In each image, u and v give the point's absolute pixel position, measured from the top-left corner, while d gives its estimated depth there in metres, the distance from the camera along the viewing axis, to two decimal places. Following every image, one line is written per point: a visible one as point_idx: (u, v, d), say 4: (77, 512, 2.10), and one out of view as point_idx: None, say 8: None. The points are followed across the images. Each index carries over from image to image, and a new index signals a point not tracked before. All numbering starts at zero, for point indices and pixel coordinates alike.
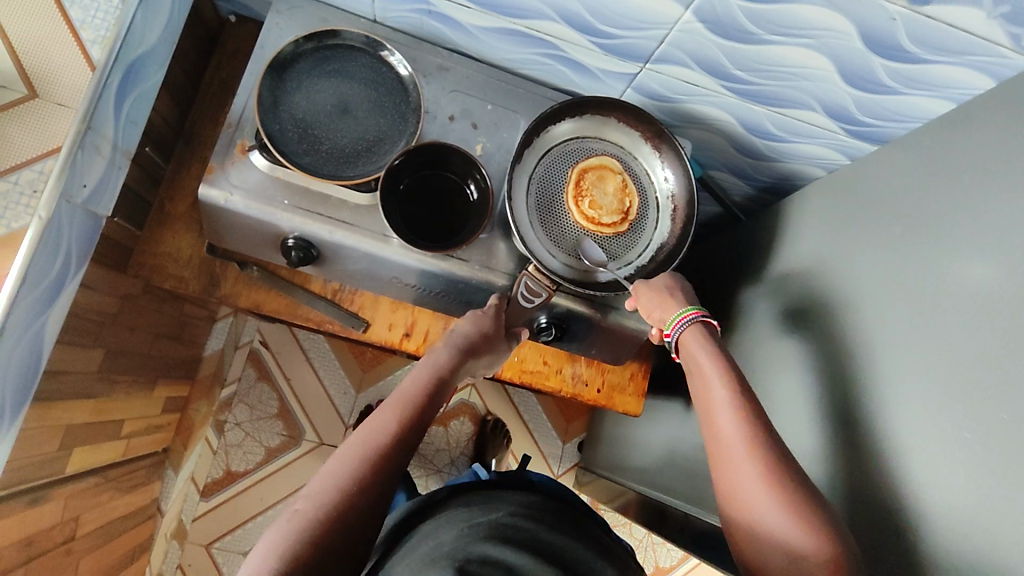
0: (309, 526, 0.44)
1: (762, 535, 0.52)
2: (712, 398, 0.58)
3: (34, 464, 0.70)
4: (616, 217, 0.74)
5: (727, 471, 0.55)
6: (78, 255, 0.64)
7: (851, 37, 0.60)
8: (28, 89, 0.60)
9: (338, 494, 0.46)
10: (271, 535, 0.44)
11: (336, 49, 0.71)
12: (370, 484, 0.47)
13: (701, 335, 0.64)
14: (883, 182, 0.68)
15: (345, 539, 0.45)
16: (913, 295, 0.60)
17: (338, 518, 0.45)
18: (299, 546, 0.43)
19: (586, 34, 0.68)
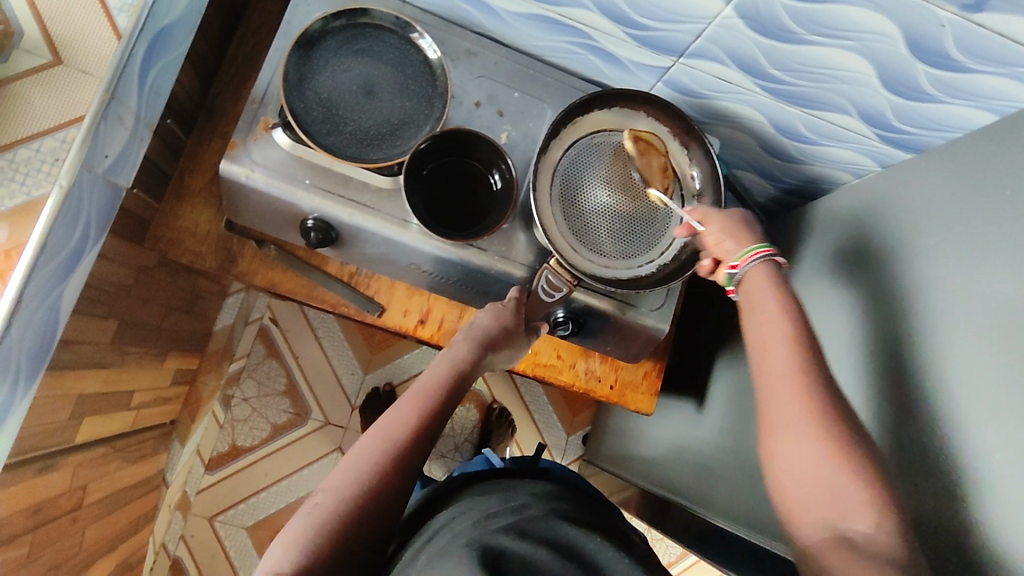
0: (330, 521, 0.44)
1: (807, 494, 0.48)
2: (769, 343, 0.55)
3: (45, 433, 0.70)
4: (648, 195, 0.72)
5: (774, 427, 0.52)
6: (97, 226, 0.63)
7: (896, 41, 0.58)
8: (53, 56, 0.59)
9: (358, 488, 0.45)
10: (292, 528, 0.44)
11: (365, 28, 0.69)
12: (391, 480, 0.47)
13: (769, 275, 0.60)
14: (937, 200, 0.66)
15: (363, 535, 0.45)
16: (958, 313, 0.59)
17: (357, 513, 0.45)
18: (319, 541, 0.43)
19: (620, 25, 0.66)
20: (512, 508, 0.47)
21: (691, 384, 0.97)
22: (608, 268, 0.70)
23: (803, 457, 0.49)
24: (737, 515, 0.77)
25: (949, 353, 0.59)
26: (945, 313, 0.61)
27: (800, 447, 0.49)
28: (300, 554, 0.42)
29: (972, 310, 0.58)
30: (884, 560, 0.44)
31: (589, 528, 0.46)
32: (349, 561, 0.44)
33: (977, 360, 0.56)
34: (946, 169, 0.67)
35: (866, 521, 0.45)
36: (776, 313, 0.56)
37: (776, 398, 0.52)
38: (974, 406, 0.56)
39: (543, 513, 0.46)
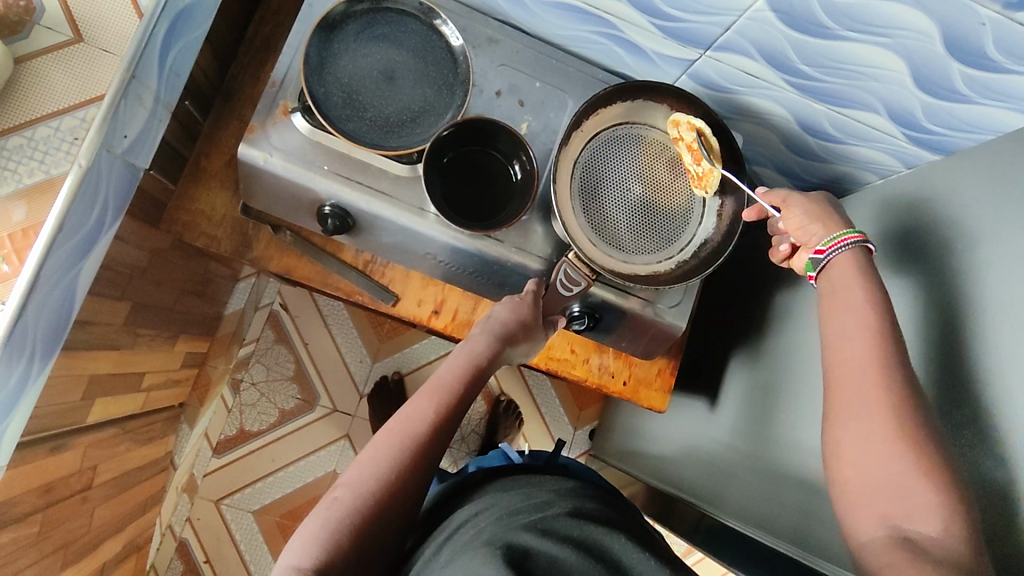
0: (348, 517, 0.43)
1: (870, 489, 0.49)
2: (846, 334, 0.55)
3: (57, 413, 0.70)
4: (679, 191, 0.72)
5: (846, 419, 0.52)
6: (114, 207, 0.62)
7: (932, 39, 0.56)
8: (74, 33, 0.58)
9: (378, 484, 0.45)
10: (312, 522, 0.43)
11: (387, 13, 0.68)
12: (408, 475, 0.46)
13: (861, 263, 0.59)
14: (970, 199, 0.64)
15: (382, 530, 0.44)
16: (990, 320, 0.58)
17: (376, 509, 0.44)
18: (338, 538, 0.42)
19: (648, 15, 0.65)
20: (535, 505, 0.46)
21: (704, 382, 0.96)
22: (627, 264, 0.70)
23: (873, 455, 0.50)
24: (749, 516, 0.77)
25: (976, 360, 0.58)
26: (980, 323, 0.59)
27: (869, 443, 0.50)
28: (322, 550, 0.41)
29: (1007, 317, 0.57)
30: (909, 568, 0.43)
31: (614, 528, 0.45)
32: (368, 556, 0.43)
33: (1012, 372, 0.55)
34: (977, 172, 0.65)
35: (931, 524, 0.46)
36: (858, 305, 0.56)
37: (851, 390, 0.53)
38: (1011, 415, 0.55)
39: (566, 511, 0.46)
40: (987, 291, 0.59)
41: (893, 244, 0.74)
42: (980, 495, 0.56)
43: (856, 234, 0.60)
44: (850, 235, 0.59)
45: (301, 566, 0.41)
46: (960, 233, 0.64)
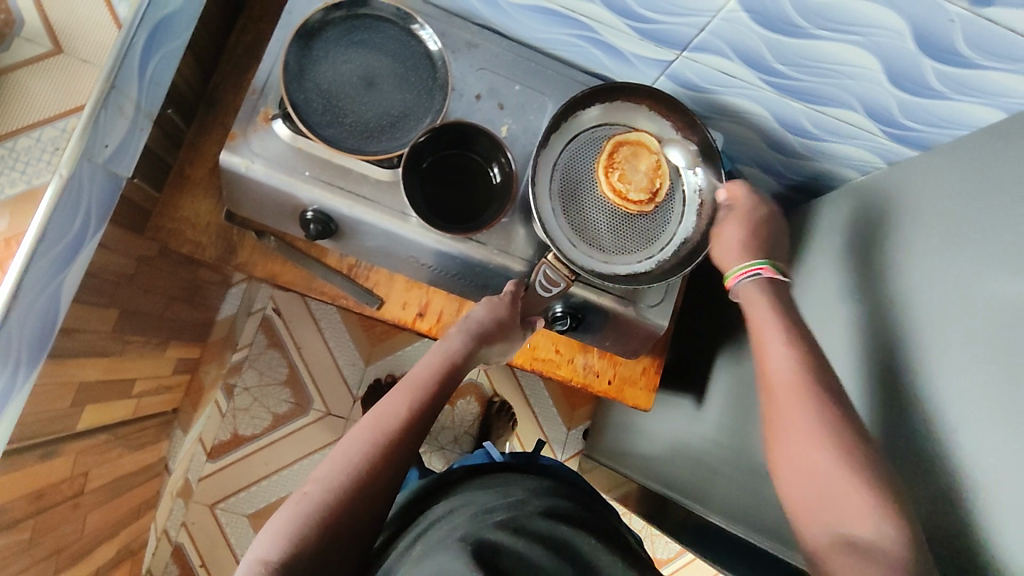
0: (318, 508, 0.44)
1: (815, 502, 0.52)
2: (772, 363, 0.59)
3: (46, 420, 0.70)
4: (644, 196, 0.72)
5: (786, 436, 0.55)
6: (98, 215, 0.63)
7: (903, 37, 0.57)
8: (53, 44, 0.59)
9: (348, 479, 0.45)
10: (281, 518, 0.44)
11: (365, 19, 0.69)
12: (380, 468, 0.47)
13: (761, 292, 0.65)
14: (953, 196, 0.65)
15: (354, 523, 0.45)
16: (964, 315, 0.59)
17: (346, 504, 0.45)
18: (306, 528, 0.43)
19: (623, 17, 0.66)
20: (509, 503, 0.47)
21: (691, 380, 0.97)
22: (607, 264, 0.70)
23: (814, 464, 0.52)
24: (734, 513, 0.77)
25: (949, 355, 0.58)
26: (948, 321, 0.60)
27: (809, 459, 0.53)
28: (289, 544, 0.42)
29: (979, 311, 0.58)
30: None
31: (585, 529, 0.46)
32: (337, 551, 0.44)
33: (974, 363, 0.56)
34: (952, 171, 0.66)
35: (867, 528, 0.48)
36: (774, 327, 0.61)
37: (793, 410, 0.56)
38: (975, 407, 0.55)
39: (540, 510, 0.46)
40: (961, 286, 0.60)
41: (874, 242, 0.74)
42: (955, 488, 0.57)
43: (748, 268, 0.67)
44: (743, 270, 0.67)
45: (268, 560, 0.41)
46: (927, 227, 0.65)
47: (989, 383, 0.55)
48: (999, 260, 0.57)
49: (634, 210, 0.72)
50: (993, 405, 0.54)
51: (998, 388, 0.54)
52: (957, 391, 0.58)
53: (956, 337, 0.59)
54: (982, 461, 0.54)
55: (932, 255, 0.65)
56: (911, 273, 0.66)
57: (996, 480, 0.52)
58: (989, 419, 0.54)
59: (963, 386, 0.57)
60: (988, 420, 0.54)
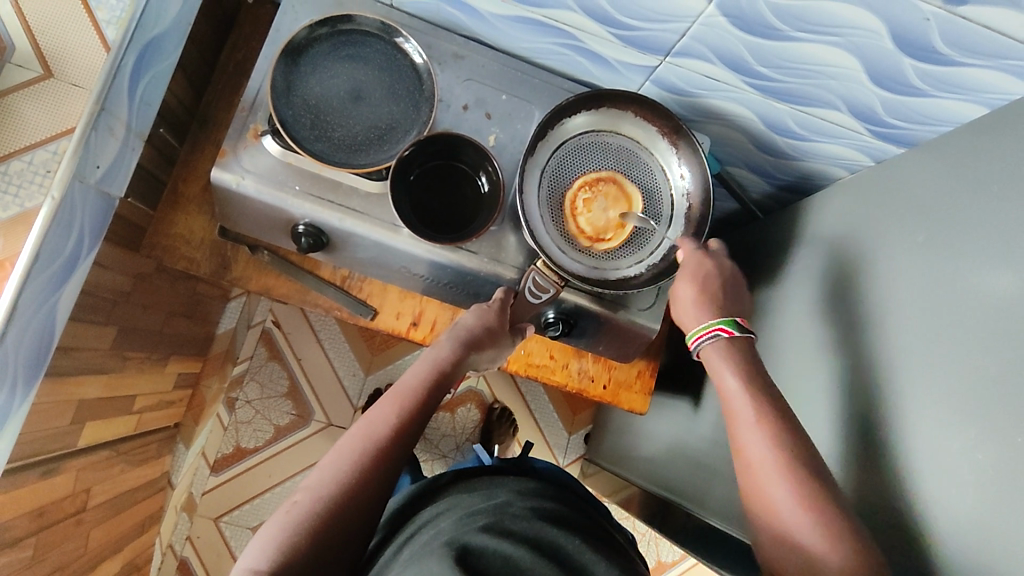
0: (309, 517, 0.44)
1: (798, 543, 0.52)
2: (740, 416, 0.60)
3: (45, 438, 0.71)
4: (587, 231, 0.72)
5: (759, 488, 0.56)
6: (91, 235, 0.64)
7: (881, 36, 0.57)
8: (43, 69, 0.61)
9: (338, 487, 0.46)
10: (271, 527, 0.44)
11: (351, 34, 0.70)
12: (370, 476, 0.48)
13: (726, 352, 0.64)
14: (921, 184, 0.64)
15: (346, 531, 0.45)
16: None
17: (336, 511, 0.45)
18: (298, 537, 0.43)
19: (605, 25, 0.66)
20: (494, 507, 0.49)
21: (688, 383, 0.97)
22: (596, 270, 0.71)
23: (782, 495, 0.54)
24: (731, 514, 0.77)
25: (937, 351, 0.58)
26: (911, 312, 0.59)
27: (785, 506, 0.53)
28: (280, 551, 0.43)
29: (940, 301, 0.57)
30: None
31: (570, 529, 0.48)
32: (327, 559, 0.44)
33: (935, 353, 0.55)
34: (918, 162, 0.65)
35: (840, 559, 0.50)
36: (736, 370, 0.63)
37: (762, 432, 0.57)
38: (934, 397, 0.54)
39: (526, 512, 0.48)
40: (924, 277, 0.59)
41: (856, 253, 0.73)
42: None
43: (719, 325, 0.66)
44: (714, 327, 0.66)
45: (259, 568, 0.42)
46: (902, 221, 0.65)
47: (949, 372, 0.54)
48: (961, 249, 0.56)
49: (569, 229, 0.71)
50: (953, 394, 0.53)
51: (958, 378, 0.53)
52: (916, 381, 0.57)
53: (919, 328, 0.58)
54: (937, 451, 0.53)
55: (897, 247, 0.64)
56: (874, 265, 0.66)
57: (952, 469, 0.51)
58: (947, 408, 0.53)
59: (921, 376, 0.56)
60: (945, 408, 0.53)
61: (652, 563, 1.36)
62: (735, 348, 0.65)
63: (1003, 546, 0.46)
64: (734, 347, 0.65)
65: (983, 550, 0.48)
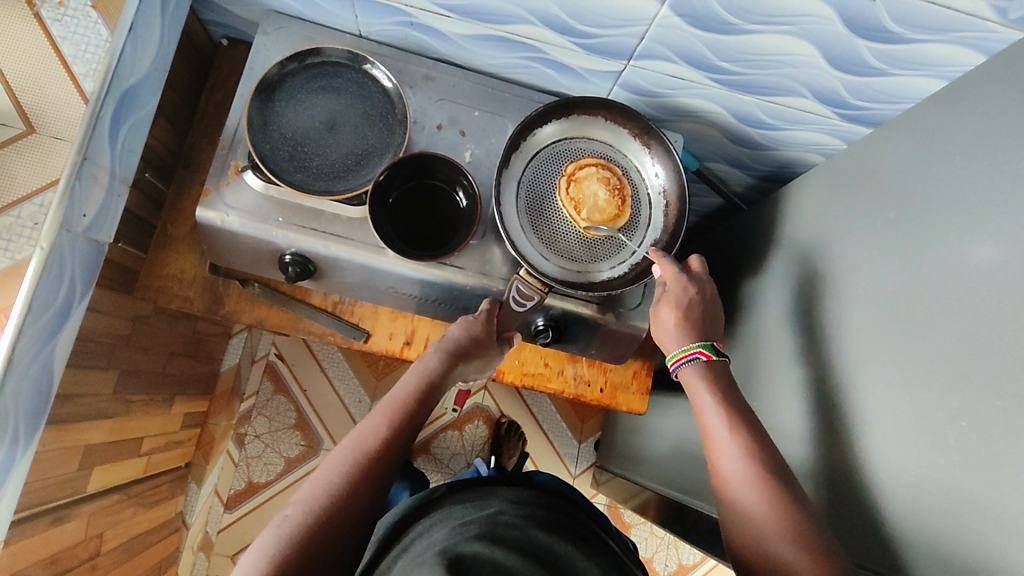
0: (299, 529, 0.46)
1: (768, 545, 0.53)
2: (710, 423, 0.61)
3: (54, 485, 0.72)
4: (586, 170, 0.73)
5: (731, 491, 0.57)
6: (82, 281, 0.66)
7: (832, 21, 0.58)
8: (26, 125, 0.64)
9: (327, 498, 0.48)
10: (263, 539, 0.46)
11: (321, 67, 0.72)
12: (359, 487, 0.49)
13: (706, 373, 0.65)
14: (886, 158, 0.64)
15: (335, 541, 0.47)
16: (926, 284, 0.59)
17: (323, 523, 0.46)
18: (289, 550, 0.44)
19: (566, 35, 0.68)
20: (486, 515, 0.49)
21: None
22: (580, 274, 0.71)
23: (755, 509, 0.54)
24: None
25: None
26: (887, 289, 0.59)
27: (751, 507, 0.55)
28: (268, 563, 0.44)
29: (915, 272, 0.56)
30: None
31: (564, 536, 0.48)
32: (318, 571, 0.45)
33: (912, 327, 0.55)
34: (882, 142, 0.66)
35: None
36: (713, 391, 0.63)
37: (742, 455, 0.57)
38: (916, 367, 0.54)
39: (519, 520, 0.49)
40: (897, 251, 0.59)
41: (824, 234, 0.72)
42: None
43: (700, 349, 0.66)
44: (698, 350, 0.66)
45: None
46: (868, 198, 0.65)
47: (927, 345, 0.53)
48: (931, 220, 0.56)
49: (589, 161, 0.74)
50: (931, 366, 0.52)
51: (936, 349, 0.52)
52: (896, 356, 0.56)
53: (896, 301, 0.58)
54: (918, 424, 0.52)
55: (869, 223, 0.64)
56: (849, 244, 0.66)
57: (934, 439, 0.51)
58: (928, 380, 0.52)
59: (899, 350, 0.56)
60: (926, 382, 0.53)
61: (673, 567, 1.35)
62: (714, 369, 0.65)
63: (986, 509, 0.45)
64: (716, 369, 0.65)
65: (965, 518, 0.47)
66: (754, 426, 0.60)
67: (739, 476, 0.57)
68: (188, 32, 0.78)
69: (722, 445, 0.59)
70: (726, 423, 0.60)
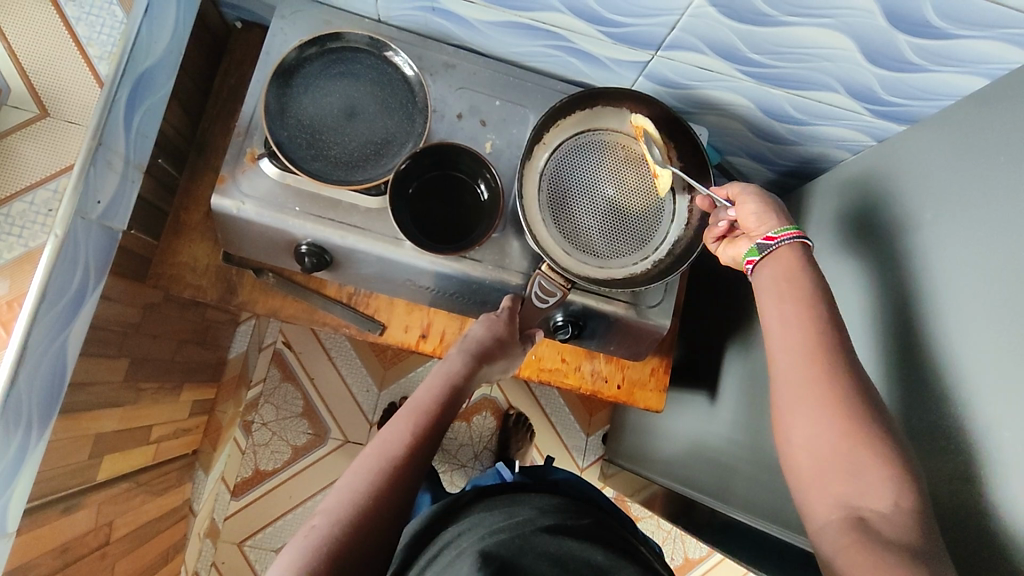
0: (327, 539, 0.45)
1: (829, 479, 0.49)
2: (789, 341, 0.54)
3: (65, 474, 0.71)
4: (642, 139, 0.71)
5: (801, 416, 0.51)
6: (97, 268, 0.64)
7: (873, 15, 0.57)
8: (39, 108, 0.62)
9: (354, 508, 0.47)
10: (292, 549, 0.45)
11: (341, 52, 0.70)
12: (386, 496, 0.48)
13: (798, 263, 0.57)
14: None
15: (363, 553, 0.46)
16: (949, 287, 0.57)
17: (352, 533, 0.46)
18: (318, 561, 0.44)
19: (594, 23, 0.66)
20: (515, 521, 0.50)
21: (701, 375, 0.96)
22: (602, 270, 0.70)
23: (822, 418, 0.50)
24: (748, 505, 0.75)
25: (949, 313, 0.56)
26: None
27: (821, 441, 0.49)
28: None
29: (966, 279, 0.55)
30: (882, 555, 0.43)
31: (593, 540, 0.49)
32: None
33: None
34: (932, 146, 0.65)
35: (883, 500, 0.46)
36: (799, 307, 0.55)
37: (824, 387, 0.51)
38: (966, 378, 0.53)
39: (546, 526, 0.49)
40: None
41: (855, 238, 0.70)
42: None
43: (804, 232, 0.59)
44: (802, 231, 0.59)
45: None
46: None
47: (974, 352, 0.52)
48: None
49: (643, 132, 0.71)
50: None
51: None
52: (949, 365, 0.55)
53: None
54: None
55: None
56: None
57: None
58: None
59: None
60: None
61: (679, 561, 1.35)
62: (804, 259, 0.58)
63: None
64: (810, 263, 0.58)
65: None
66: (835, 325, 0.54)
67: (815, 410, 0.50)
68: (202, 14, 0.76)
69: (799, 371, 0.52)
70: (808, 347, 0.53)
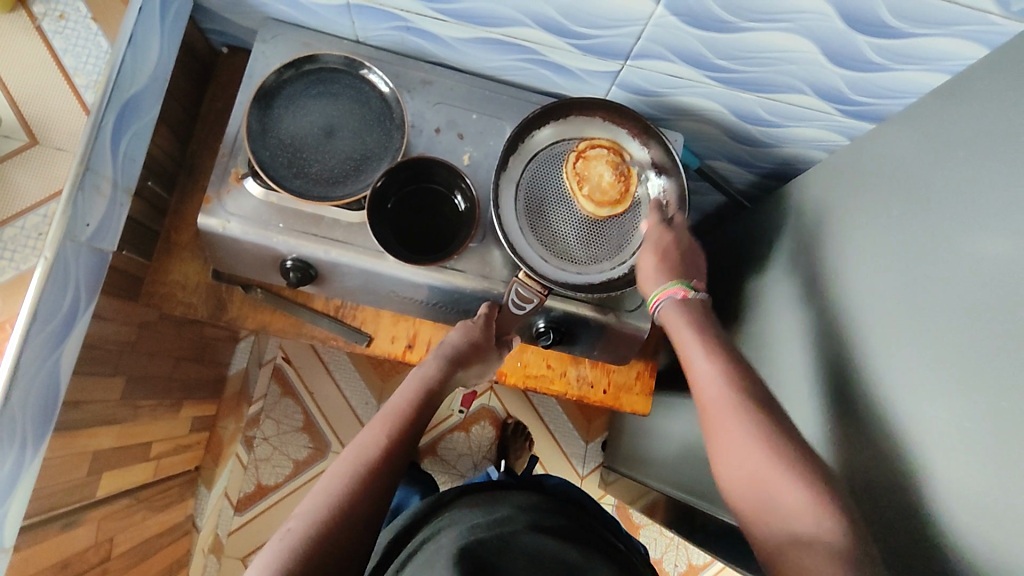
0: (302, 540, 0.46)
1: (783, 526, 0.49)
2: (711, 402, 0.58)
3: (63, 491, 0.73)
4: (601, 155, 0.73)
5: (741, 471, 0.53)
6: (87, 288, 0.67)
7: (830, 18, 0.58)
8: (28, 136, 0.65)
9: (328, 509, 0.48)
10: (268, 552, 0.46)
11: (319, 73, 0.72)
12: (360, 496, 0.50)
13: (684, 312, 0.64)
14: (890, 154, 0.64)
15: (338, 553, 0.47)
16: None
17: (326, 533, 0.47)
18: (292, 559, 0.45)
19: (563, 36, 0.68)
20: (493, 519, 0.51)
21: None
22: (580, 275, 0.71)
23: (765, 482, 0.51)
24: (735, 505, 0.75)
25: None
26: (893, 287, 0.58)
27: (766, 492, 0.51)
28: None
29: None
30: None
31: (569, 540, 0.49)
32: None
33: (924, 321, 0.54)
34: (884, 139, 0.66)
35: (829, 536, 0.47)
36: (706, 360, 0.60)
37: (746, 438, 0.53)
38: None
39: (523, 523, 0.50)
40: (908, 246, 0.58)
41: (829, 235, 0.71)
42: None
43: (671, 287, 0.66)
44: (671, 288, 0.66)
45: None
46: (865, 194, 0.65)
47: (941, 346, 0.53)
48: (933, 220, 0.56)
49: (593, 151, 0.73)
50: (934, 367, 0.52)
51: (942, 349, 0.51)
52: None
53: (907, 303, 0.56)
54: (926, 425, 0.52)
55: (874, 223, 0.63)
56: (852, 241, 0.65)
57: (938, 441, 0.50)
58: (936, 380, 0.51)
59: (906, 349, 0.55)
60: (930, 383, 0.52)
61: (683, 567, 1.35)
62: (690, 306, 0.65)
63: (993, 505, 0.45)
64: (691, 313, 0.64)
65: (970, 515, 0.47)
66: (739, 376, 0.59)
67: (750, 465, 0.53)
68: (188, 41, 0.78)
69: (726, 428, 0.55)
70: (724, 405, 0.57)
